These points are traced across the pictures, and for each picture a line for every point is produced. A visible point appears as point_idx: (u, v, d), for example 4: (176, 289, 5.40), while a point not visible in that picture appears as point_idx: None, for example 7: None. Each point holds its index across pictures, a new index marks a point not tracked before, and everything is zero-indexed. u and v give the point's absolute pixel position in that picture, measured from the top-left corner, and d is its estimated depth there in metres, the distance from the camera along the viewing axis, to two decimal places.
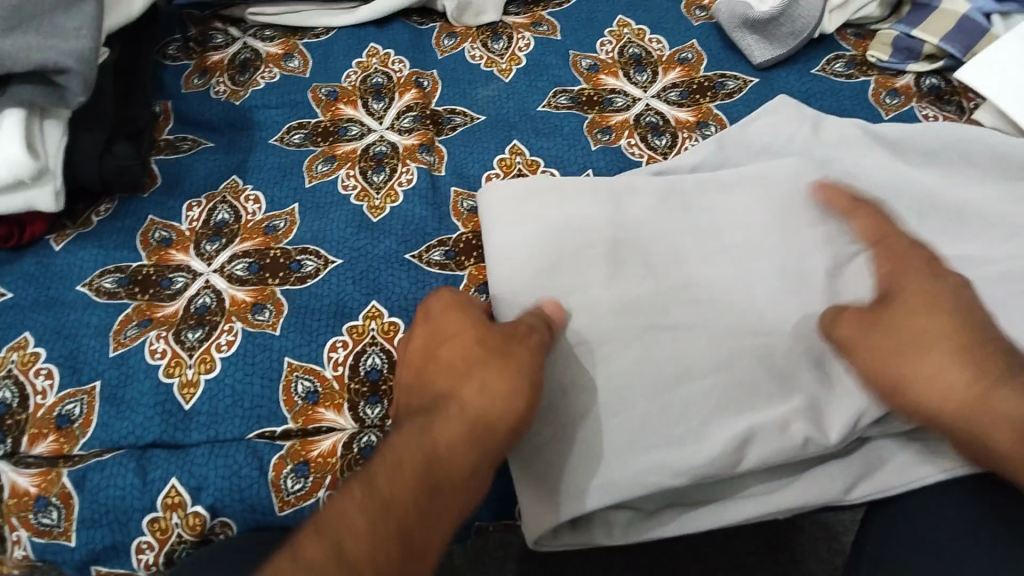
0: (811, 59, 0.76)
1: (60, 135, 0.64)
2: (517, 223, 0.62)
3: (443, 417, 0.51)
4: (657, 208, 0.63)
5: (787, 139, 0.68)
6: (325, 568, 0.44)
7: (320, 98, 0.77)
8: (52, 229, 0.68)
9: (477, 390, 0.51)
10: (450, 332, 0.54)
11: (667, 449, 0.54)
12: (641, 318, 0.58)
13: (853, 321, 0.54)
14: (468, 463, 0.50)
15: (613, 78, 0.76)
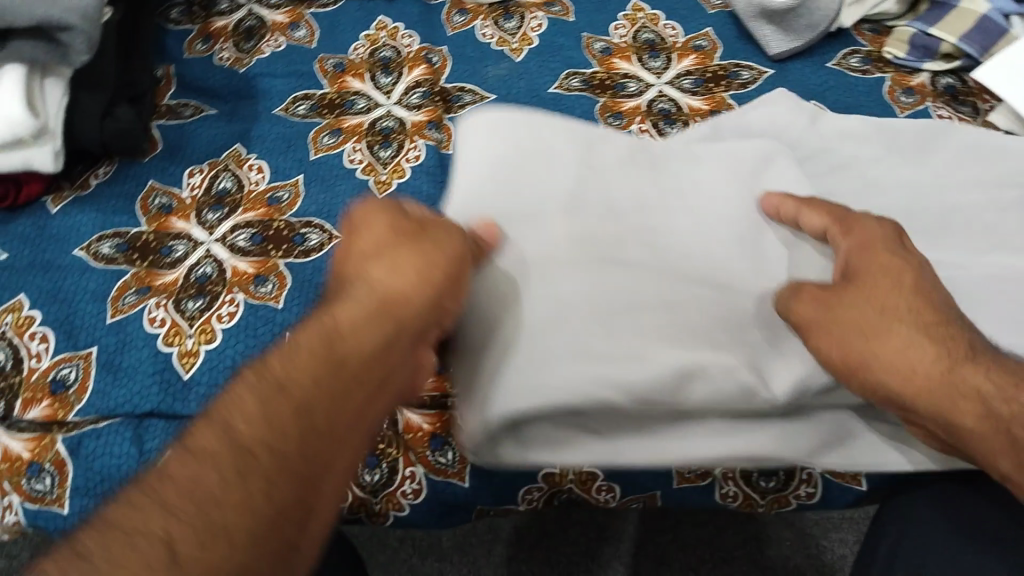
0: (826, 53, 0.76)
1: (60, 94, 0.63)
2: (482, 152, 0.57)
3: (351, 301, 0.47)
4: (623, 161, 0.57)
5: (787, 132, 0.65)
6: (212, 451, 0.40)
7: (327, 70, 0.75)
8: (48, 190, 0.66)
9: (387, 270, 0.47)
10: (358, 221, 0.50)
11: (611, 364, 0.49)
12: (592, 253, 0.53)
13: (817, 304, 0.49)
14: (380, 343, 0.45)
15: (627, 63, 0.75)
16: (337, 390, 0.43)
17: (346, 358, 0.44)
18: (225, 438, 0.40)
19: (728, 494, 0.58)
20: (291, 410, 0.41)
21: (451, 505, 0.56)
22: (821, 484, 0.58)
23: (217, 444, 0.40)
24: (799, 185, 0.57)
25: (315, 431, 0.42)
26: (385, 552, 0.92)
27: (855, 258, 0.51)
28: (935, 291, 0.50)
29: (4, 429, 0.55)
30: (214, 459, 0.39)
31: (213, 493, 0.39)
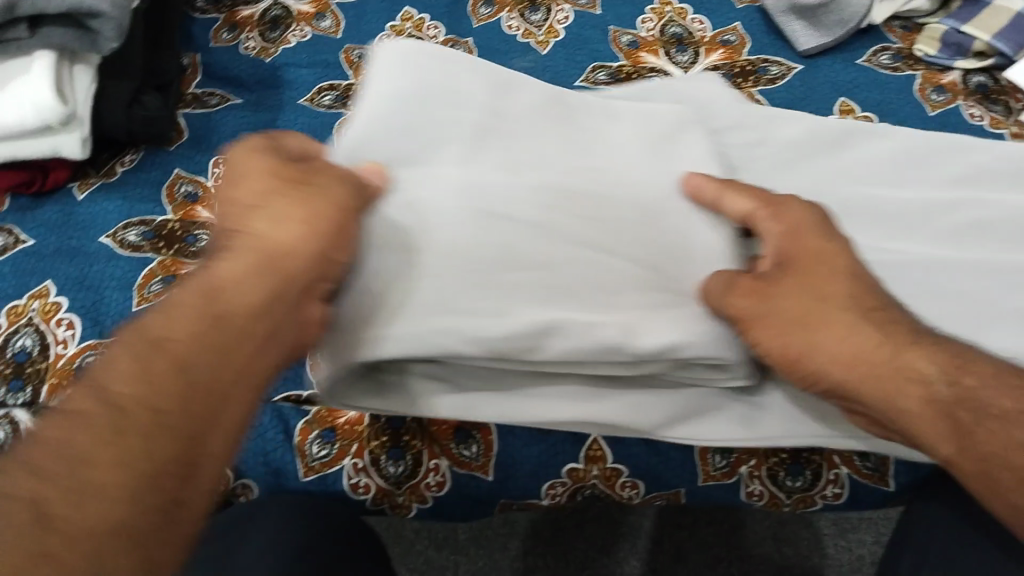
0: (856, 50, 0.75)
1: (88, 81, 0.63)
2: (388, 81, 0.53)
3: (229, 253, 0.44)
4: (534, 110, 0.55)
5: (716, 100, 0.63)
6: (88, 416, 0.38)
7: (352, 61, 0.74)
8: (74, 176, 0.66)
9: (262, 216, 0.44)
10: (236, 164, 0.46)
11: (470, 313, 0.45)
12: (481, 203, 0.48)
13: (743, 286, 0.46)
14: (259, 293, 0.42)
15: (653, 57, 0.75)
16: (212, 344, 0.41)
17: (222, 310, 0.42)
18: (95, 404, 0.38)
19: (753, 493, 0.57)
20: (165, 371, 0.39)
21: (475, 499, 0.56)
22: (847, 485, 0.57)
23: (79, 415, 0.38)
24: (706, 160, 0.54)
25: (187, 390, 0.39)
26: (402, 543, 0.92)
27: (782, 242, 0.49)
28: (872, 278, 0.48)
29: (32, 415, 0.54)
30: (78, 433, 0.37)
31: (81, 466, 0.37)
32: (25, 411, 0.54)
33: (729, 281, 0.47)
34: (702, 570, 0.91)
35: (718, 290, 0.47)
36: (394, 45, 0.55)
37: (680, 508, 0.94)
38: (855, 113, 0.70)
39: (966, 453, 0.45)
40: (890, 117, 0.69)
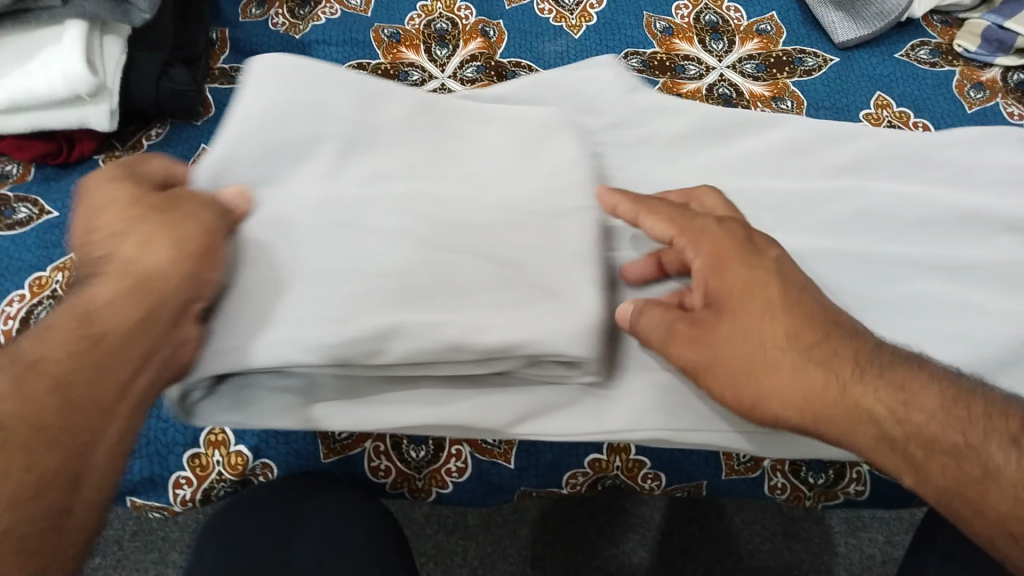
0: (894, 43, 0.74)
1: (119, 52, 0.62)
2: (253, 95, 0.51)
3: (99, 276, 0.43)
4: (403, 118, 0.53)
5: (603, 91, 0.62)
6: None
7: (382, 39, 0.74)
8: (100, 149, 0.66)
9: (126, 238, 0.43)
10: (101, 188, 0.45)
11: (308, 325, 0.44)
12: (335, 217, 0.48)
13: (691, 334, 0.46)
14: (124, 318, 0.42)
15: (687, 44, 0.73)
16: (80, 370, 0.40)
17: (86, 332, 0.41)
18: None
19: (776, 487, 0.57)
20: (31, 401, 0.39)
21: (494, 486, 0.56)
22: (869, 482, 0.57)
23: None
24: (574, 160, 0.53)
25: (48, 418, 0.39)
26: (411, 526, 0.92)
27: (708, 280, 0.47)
28: (811, 304, 0.46)
29: None
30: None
31: None
32: None
33: (673, 328, 0.46)
34: (712, 564, 0.90)
35: (657, 333, 0.46)
36: (264, 58, 0.53)
37: (691, 501, 0.93)
38: (892, 108, 0.68)
39: (924, 485, 0.43)
40: (927, 112, 0.68)
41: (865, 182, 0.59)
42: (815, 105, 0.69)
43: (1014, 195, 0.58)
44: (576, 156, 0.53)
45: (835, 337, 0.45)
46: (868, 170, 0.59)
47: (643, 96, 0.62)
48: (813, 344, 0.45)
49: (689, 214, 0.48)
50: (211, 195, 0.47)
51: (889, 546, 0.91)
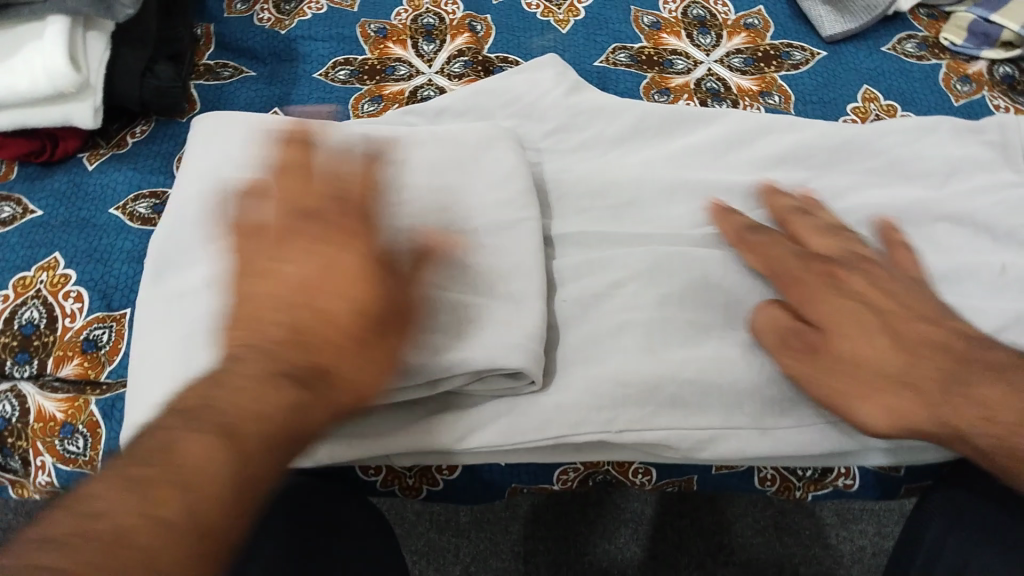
0: (881, 37, 0.74)
1: (102, 47, 0.62)
2: (201, 151, 0.56)
3: (316, 372, 0.39)
4: (342, 150, 0.55)
5: (540, 96, 0.63)
6: (175, 490, 0.34)
7: (368, 34, 0.73)
8: (85, 147, 0.65)
9: (365, 343, 0.40)
10: (344, 263, 0.41)
11: None
12: None
13: (798, 342, 0.48)
14: (295, 424, 0.38)
15: (675, 39, 0.73)
16: (251, 479, 0.36)
17: (271, 431, 0.37)
18: (126, 521, 0.33)
19: (766, 478, 0.57)
20: (207, 500, 0.35)
21: (486, 483, 0.56)
22: (858, 477, 0.56)
23: (102, 521, 0.33)
24: (512, 176, 0.54)
25: (212, 525, 0.34)
26: (403, 524, 0.92)
27: (803, 305, 0.49)
28: (919, 325, 0.47)
29: (37, 388, 0.54)
30: (92, 549, 0.32)
31: (145, 532, 0.33)
32: (31, 384, 0.54)
33: (784, 336, 0.48)
34: (704, 558, 0.90)
35: (768, 333, 0.49)
36: (210, 116, 0.58)
37: (683, 495, 0.94)
38: (879, 101, 0.68)
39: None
40: (914, 105, 0.68)
41: (841, 174, 0.59)
42: (803, 99, 0.69)
43: (1001, 186, 0.58)
44: (512, 172, 0.55)
45: (940, 350, 0.46)
46: (855, 162, 0.59)
47: (582, 97, 0.63)
48: (916, 359, 0.46)
49: (800, 255, 0.51)
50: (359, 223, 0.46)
51: (880, 538, 0.92)
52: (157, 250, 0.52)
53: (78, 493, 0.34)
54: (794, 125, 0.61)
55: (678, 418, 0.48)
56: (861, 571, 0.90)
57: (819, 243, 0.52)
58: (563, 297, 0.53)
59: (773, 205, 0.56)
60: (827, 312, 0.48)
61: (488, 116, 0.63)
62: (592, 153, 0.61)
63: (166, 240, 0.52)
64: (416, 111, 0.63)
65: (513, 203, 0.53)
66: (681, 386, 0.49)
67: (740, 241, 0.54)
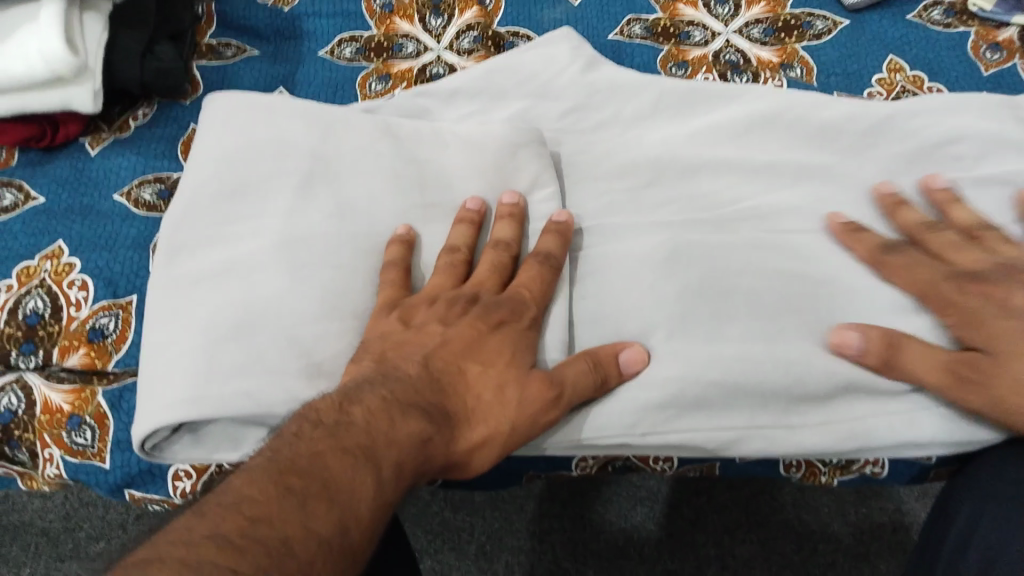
0: (906, 3, 0.71)
1: (100, 30, 0.60)
2: (218, 135, 0.55)
3: (448, 423, 0.44)
4: (367, 142, 0.54)
5: (555, 72, 0.61)
6: (330, 512, 0.38)
7: (374, 10, 0.71)
8: (86, 130, 0.63)
9: (497, 404, 0.45)
10: (486, 335, 0.47)
11: (262, 378, 0.47)
12: (299, 256, 0.50)
13: (972, 380, 0.45)
14: (421, 464, 0.42)
15: (692, 9, 0.70)
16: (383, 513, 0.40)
17: (405, 465, 0.41)
18: (286, 533, 0.36)
19: (791, 464, 0.55)
20: (355, 525, 0.38)
21: (504, 472, 0.54)
22: (887, 465, 0.54)
23: (269, 529, 0.36)
24: (544, 178, 0.54)
25: (355, 547, 0.38)
26: (418, 504, 0.91)
27: (966, 334, 0.47)
28: None
29: (43, 379, 0.53)
30: (258, 551, 0.35)
31: (296, 540, 0.36)
32: (37, 375, 0.53)
33: (953, 374, 0.46)
34: (720, 536, 0.89)
35: (930, 375, 0.46)
36: (222, 97, 0.57)
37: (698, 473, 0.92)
38: (904, 72, 0.66)
39: None
40: (942, 76, 0.66)
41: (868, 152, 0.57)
42: (825, 71, 0.66)
43: None
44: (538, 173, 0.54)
45: None
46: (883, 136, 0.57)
47: (599, 74, 0.61)
48: None
49: (946, 274, 0.48)
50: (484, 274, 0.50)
51: (900, 514, 0.89)
52: (170, 238, 0.52)
53: (231, 492, 0.37)
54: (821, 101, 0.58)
55: (702, 419, 0.47)
56: (880, 547, 0.88)
57: (963, 257, 0.49)
58: (581, 295, 0.51)
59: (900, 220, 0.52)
60: (989, 328, 0.46)
61: (502, 96, 0.61)
62: (610, 132, 0.59)
63: (182, 236, 0.52)
64: (428, 92, 0.61)
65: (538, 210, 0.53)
66: (705, 388, 0.47)
67: (876, 263, 0.51)
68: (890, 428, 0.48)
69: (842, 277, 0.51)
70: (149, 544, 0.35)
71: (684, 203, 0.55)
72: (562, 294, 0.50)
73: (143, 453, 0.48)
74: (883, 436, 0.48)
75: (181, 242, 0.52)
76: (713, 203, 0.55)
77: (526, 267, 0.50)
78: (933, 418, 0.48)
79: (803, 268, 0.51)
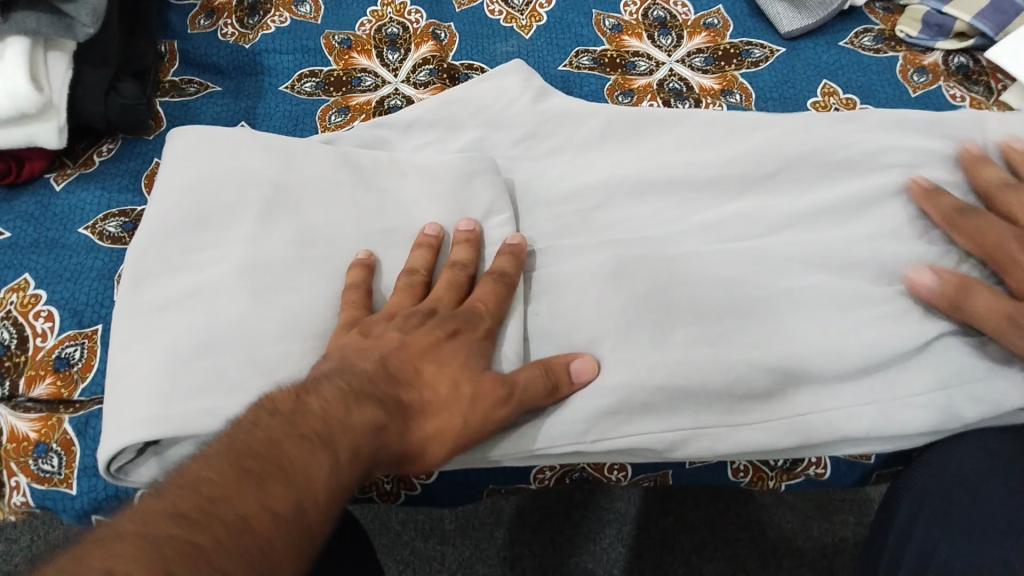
0: (838, 32, 0.75)
1: (65, 68, 0.62)
2: (183, 166, 0.57)
3: (403, 416, 0.46)
4: (326, 172, 0.57)
5: (508, 102, 0.64)
6: (285, 495, 0.39)
7: (333, 46, 0.73)
8: (50, 167, 0.65)
9: (452, 398, 0.47)
10: (442, 340, 0.49)
11: (224, 398, 0.48)
12: (261, 281, 0.52)
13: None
14: (378, 450, 0.44)
15: (637, 40, 0.74)
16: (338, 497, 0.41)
17: (361, 450, 0.43)
18: (242, 513, 0.38)
19: (738, 470, 0.57)
20: (310, 505, 0.40)
21: (464, 486, 0.56)
22: (829, 465, 0.57)
23: (227, 505, 0.38)
24: (500, 204, 0.57)
25: (309, 527, 0.40)
26: (388, 535, 0.92)
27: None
28: None
29: (10, 409, 0.54)
30: (216, 527, 0.37)
31: (252, 519, 0.38)
32: (4, 406, 0.54)
33: (1010, 318, 0.49)
34: (688, 555, 0.91)
35: (989, 317, 0.50)
36: (185, 131, 0.59)
37: (664, 492, 0.94)
38: (838, 95, 0.70)
39: None
40: (873, 99, 0.69)
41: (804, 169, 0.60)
42: (764, 96, 0.70)
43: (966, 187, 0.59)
44: (493, 201, 0.57)
45: None
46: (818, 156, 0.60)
47: (549, 102, 0.64)
48: None
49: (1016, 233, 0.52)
50: (445, 282, 0.52)
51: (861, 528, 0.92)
52: (134, 267, 0.53)
53: (190, 473, 0.39)
54: (761, 122, 0.62)
55: (650, 423, 0.50)
56: (843, 561, 0.90)
57: None
58: (534, 312, 0.54)
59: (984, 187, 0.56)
60: None
61: (457, 124, 0.64)
62: (560, 157, 0.62)
63: (145, 266, 0.53)
64: (386, 123, 0.64)
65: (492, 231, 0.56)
66: (651, 393, 0.50)
67: (950, 225, 0.55)
68: (825, 430, 0.51)
69: (782, 286, 0.54)
70: (115, 519, 0.37)
71: (631, 222, 0.58)
72: (515, 313, 0.52)
73: (105, 471, 0.49)
74: (818, 437, 0.51)
75: (143, 271, 0.53)
76: (660, 221, 0.58)
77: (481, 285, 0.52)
78: (867, 414, 0.51)
79: (744, 278, 0.54)
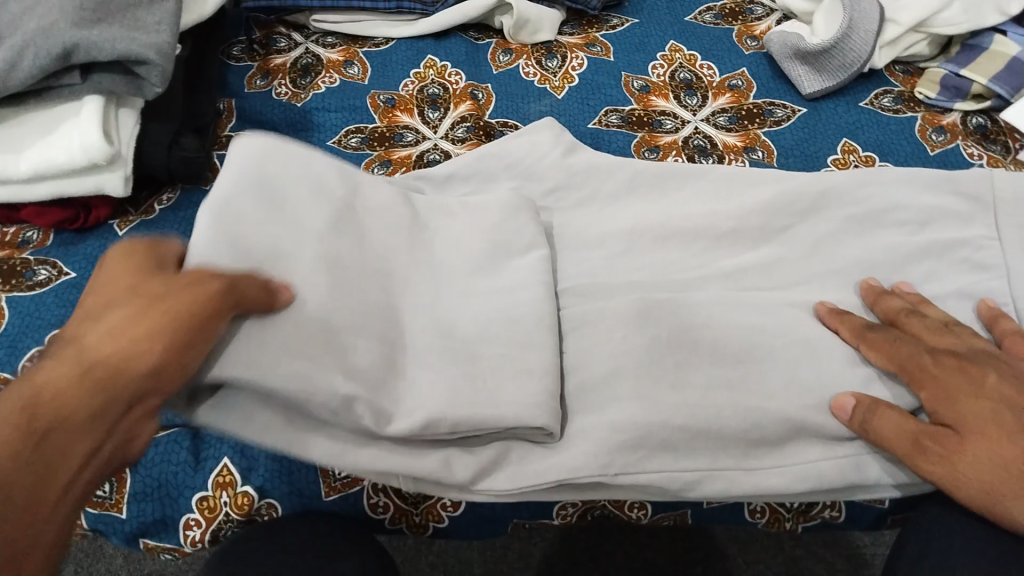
0: (860, 92, 0.78)
1: (133, 123, 0.67)
2: (266, 150, 0.56)
3: (51, 358, 0.41)
4: (386, 203, 0.59)
5: (539, 158, 0.67)
6: None
7: (378, 105, 0.79)
8: (115, 214, 0.70)
9: (78, 320, 0.43)
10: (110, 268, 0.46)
11: (308, 362, 0.46)
12: (341, 274, 0.52)
13: (932, 447, 0.49)
14: (41, 404, 0.39)
15: (664, 101, 0.78)
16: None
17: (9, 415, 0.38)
18: None
19: (756, 510, 0.59)
20: None
21: (489, 519, 0.58)
22: (844, 508, 0.58)
23: None
24: (535, 238, 0.60)
25: None
26: None
27: (938, 406, 0.51)
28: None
29: None
30: None
31: None
32: None
33: (916, 440, 0.50)
34: None
35: (896, 440, 0.50)
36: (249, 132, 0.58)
37: (693, 542, 0.94)
38: (857, 153, 0.72)
39: None
40: (891, 156, 0.72)
41: (813, 223, 0.63)
42: (785, 154, 0.73)
43: (978, 242, 0.61)
44: (535, 237, 0.60)
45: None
46: (830, 211, 0.64)
47: (579, 158, 0.67)
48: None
49: (923, 348, 0.53)
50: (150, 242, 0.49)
51: None
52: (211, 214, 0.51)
53: None
54: (778, 177, 0.65)
55: (668, 461, 0.52)
56: None
57: (943, 340, 0.54)
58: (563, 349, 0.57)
59: (882, 307, 0.58)
60: (964, 409, 0.50)
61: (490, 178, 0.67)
62: (588, 209, 0.65)
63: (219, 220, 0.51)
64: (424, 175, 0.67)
65: (533, 270, 0.58)
66: (672, 431, 0.52)
67: (861, 338, 0.56)
68: (835, 476, 0.53)
69: (795, 336, 0.57)
70: None
71: (651, 269, 0.62)
72: (551, 342, 0.54)
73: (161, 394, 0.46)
74: (829, 482, 0.52)
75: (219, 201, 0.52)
76: (679, 270, 0.62)
77: (525, 310, 0.55)
78: (876, 463, 0.53)
79: (758, 325, 0.57)
